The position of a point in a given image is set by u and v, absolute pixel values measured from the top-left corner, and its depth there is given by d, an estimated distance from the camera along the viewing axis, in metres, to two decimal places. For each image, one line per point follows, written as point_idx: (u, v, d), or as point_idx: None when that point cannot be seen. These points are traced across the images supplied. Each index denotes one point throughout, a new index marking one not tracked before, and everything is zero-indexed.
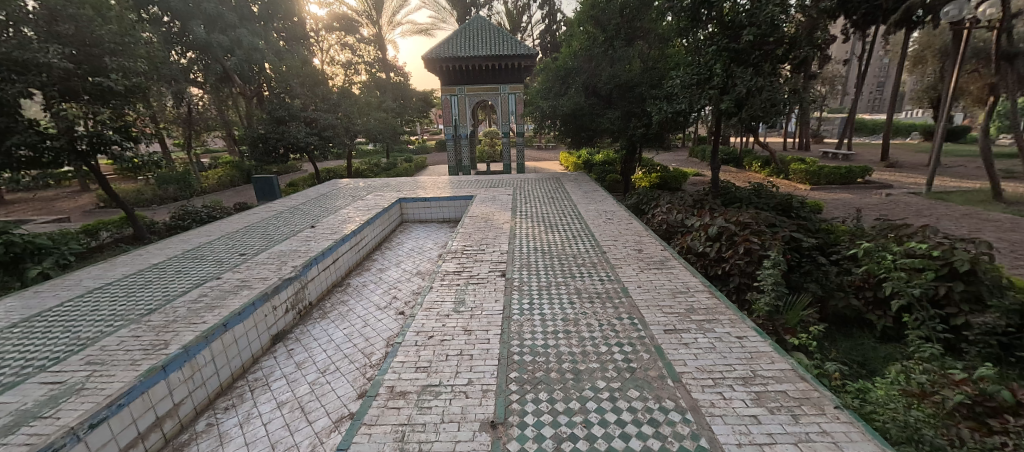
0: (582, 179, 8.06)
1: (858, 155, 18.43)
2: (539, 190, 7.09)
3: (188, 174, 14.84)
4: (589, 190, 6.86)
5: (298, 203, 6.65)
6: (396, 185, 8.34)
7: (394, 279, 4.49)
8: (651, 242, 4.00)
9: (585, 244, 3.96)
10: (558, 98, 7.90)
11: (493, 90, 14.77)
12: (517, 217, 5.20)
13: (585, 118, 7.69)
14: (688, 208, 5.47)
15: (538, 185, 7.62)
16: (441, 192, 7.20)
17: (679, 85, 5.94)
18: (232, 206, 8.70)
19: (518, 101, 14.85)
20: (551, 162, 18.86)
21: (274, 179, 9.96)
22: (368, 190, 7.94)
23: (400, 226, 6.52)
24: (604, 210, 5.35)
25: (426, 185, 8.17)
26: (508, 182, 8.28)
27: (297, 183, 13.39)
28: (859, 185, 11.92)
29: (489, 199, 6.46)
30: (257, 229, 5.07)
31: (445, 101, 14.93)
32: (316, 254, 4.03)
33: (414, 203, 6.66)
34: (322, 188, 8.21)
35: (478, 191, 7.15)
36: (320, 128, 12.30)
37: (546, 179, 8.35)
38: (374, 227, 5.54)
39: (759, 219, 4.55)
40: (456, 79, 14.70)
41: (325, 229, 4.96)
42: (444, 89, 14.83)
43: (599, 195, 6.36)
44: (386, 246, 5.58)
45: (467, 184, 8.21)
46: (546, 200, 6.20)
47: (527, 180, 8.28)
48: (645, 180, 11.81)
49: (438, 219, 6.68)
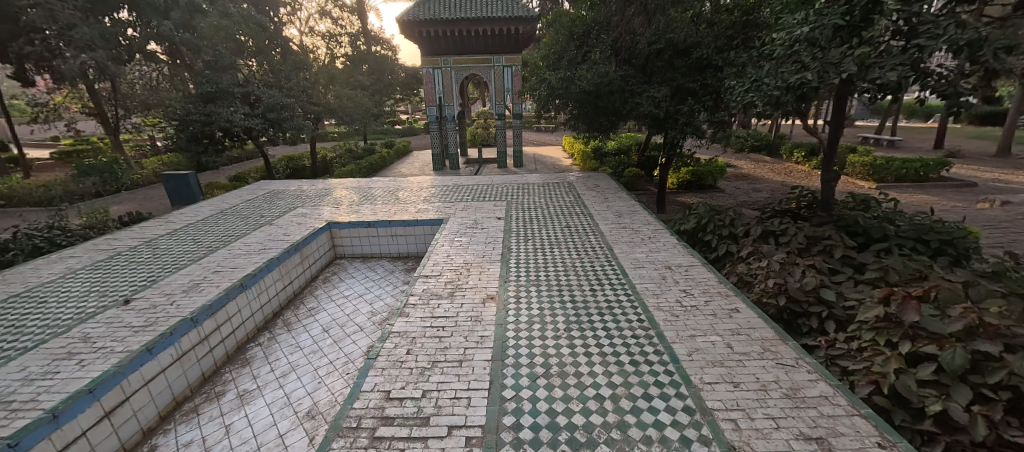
0: (605, 183, 5.68)
1: (906, 141, 16.03)
2: (546, 206, 4.69)
3: (116, 163, 12.26)
4: (621, 207, 4.49)
5: (168, 229, 4.23)
6: (341, 188, 5.86)
7: (255, 431, 2.16)
8: (826, 398, 1.67)
9: (672, 413, 1.62)
10: (575, 67, 5.39)
11: (486, 61, 12.14)
12: (510, 281, 2.83)
13: (613, 99, 5.22)
14: (812, 259, 3.13)
15: (547, 195, 5.24)
16: (395, 206, 4.79)
17: (782, 46, 3.45)
18: (121, 219, 6.29)
19: (515, 75, 12.27)
20: (552, 148, 16.36)
21: (191, 177, 7.56)
22: (298, 196, 5.49)
23: (328, 268, 4.16)
24: (665, 265, 3.00)
25: (384, 190, 5.71)
26: (503, 187, 5.84)
27: (245, 177, 10.94)
28: (936, 183, 9.65)
29: (466, 225, 4.09)
30: (20, 307, 2.68)
31: (427, 76, 12.30)
32: (34, 420, 1.67)
33: (352, 229, 4.29)
34: (235, 191, 5.73)
35: (453, 206, 4.74)
36: (265, 108, 9.71)
37: (556, 182, 5.93)
38: (262, 290, 3.18)
39: (1014, 311, 2.20)
40: (440, 48, 12.00)
41: (137, 312, 2.56)
42: (426, 61, 12.17)
43: (644, 221, 4.00)
44: (286, 319, 3.25)
45: (442, 189, 5.76)
46: (558, 231, 3.83)
47: (529, 185, 5.86)
48: (674, 178, 9.70)
49: (390, 254, 4.35)
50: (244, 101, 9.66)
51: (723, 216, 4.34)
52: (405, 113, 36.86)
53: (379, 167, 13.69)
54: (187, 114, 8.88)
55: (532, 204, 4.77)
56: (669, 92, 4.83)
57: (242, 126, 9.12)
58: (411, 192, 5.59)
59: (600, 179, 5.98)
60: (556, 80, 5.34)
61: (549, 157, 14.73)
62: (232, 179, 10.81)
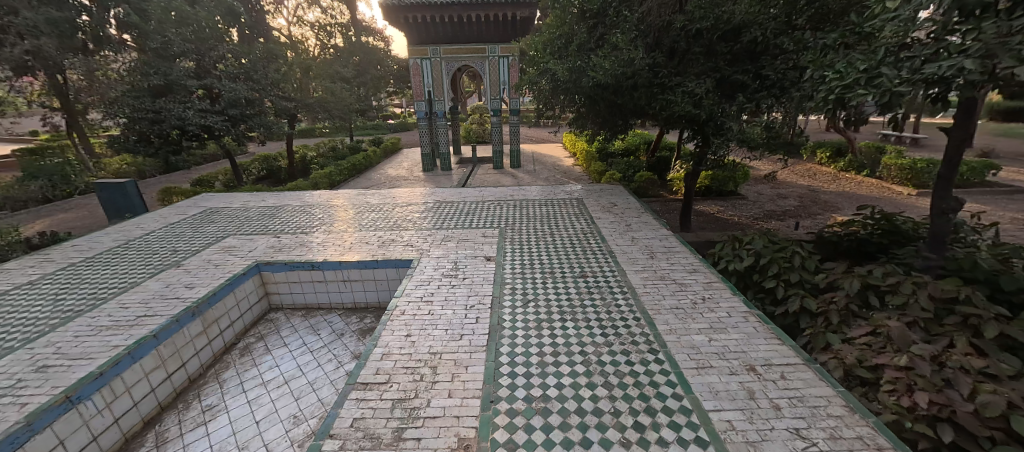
0: (624, 200, 4.55)
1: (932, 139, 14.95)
2: (551, 237, 3.55)
3: (70, 164, 11.03)
4: (652, 240, 3.37)
5: (37, 273, 3.10)
6: (293, 206, 4.70)
7: None
8: None
9: None
10: (587, 54, 4.24)
11: (480, 52, 11.00)
12: (501, 401, 1.70)
13: (636, 95, 4.08)
14: (965, 348, 2.02)
15: (550, 217, 4.07)
16: (352, 236, 3.67)
17: (899, 19, 2.29)
18: (31, 240, 5.15)
19: (512, 67, 11.18)
20: (553, 146, 15.24)
21: (128, 186, 6.44)
22: (233, 218, 4.31)
23: (253, 329, 3.03)
24: (743, 362, 1.90)
25: (345, 209, 4.57)
26: (495, 203, 4.67)
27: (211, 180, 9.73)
28: (985, 190, 8.58)
29: (439, 268, 2.96)
30: None
31: (414, 67, 11.12)
32: None
33: (289, 274, 3.18)
34: (159, 209, 4.56)
35: (427, 235, 3.63)
36: (227, 104, 8.52)
37: (561, 198, 4.77)
38: (117, 394, 2.03)
39: None
40: (429, 36, 10.82)
41: None
42: (413, 50, 10.98)
43: (686, 265, 2.89)
44: (159, 436, 2.11)
45: (417, 207, 4.61)
46: (568, 285, 2.69)
47: (528, 201, 4.70)
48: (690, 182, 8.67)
49: (342, 305, 3.26)
50: (202, 95, 8.46)
51: (790, 255, 3.22)
52: (399, 107, 35.55)
53: (364, 167, 12.54)
54: (132, 110, 7.64)
55: (532, 235, 3.61)
56: (712, 87, 3.71)
57: (197, 124, 7.92)
58: (381, 210, 4.48)
59: (616, 193, 4.85)
60: (562, 71, 4.21)
61: (548, 156, 13.61)
62: (195, 183, 9.59)
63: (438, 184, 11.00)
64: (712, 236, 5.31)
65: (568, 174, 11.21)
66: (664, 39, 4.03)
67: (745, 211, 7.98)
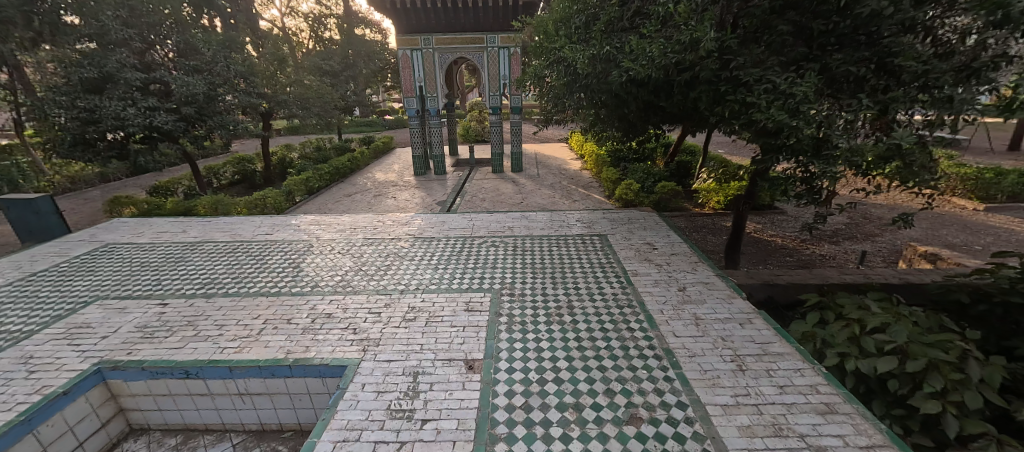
0: (665, 239, 3.33)
1: (974, 142, 13.61)
2: (569, 311, 2.34)
3: (20, 167, 9.87)
4: (728, 324, 2.16)
5: None
6: (214, 244, 3.47)
7: None
8: None
9: None
10: (621, 37, 3.00)
11: (478, 42, 9.76)
12: None
13: (690, 96, 2.86)
14: None
15: (566, 272, 2.84)
16: (271, 306, 2.46)
17: None
18: None
19: (514, 60, 9.90)
20: (558, 146, 14.02)
21: (41, 201, 5.27)
22: (121, 265, 3.09)
23: None
24: None
25: (285, 249, 3.37)
26: (488, 242, 3.44)
27: (169, 188, 8.50)
28: None
29: (385, 389, 1.75)
30: None
31: (403, 60, 9.86)
32: None
33: (152, 384, 1.99)
34: (35, 247, 3.38)
35: (383, 307, 2.42)
36: (181, 101, 7.31)
37: (579, 235, 3.53)
38: None
39: None
40: (419, 25, 9.58)
41: None
42: (402, 40, 9.72)
43: (809, 394, 1.67)
44: None
45: (383, 246, 3.40)
46: (610, 442, 1.47)
47: (533, 240, 3.45)
48: (719, 195, 7.45)
49: (243, 427, 2.09)
50: (154, 90, 7.28)
51: (956, 355, 2.01)
52: (398, 101, 34.27)
53: (349, 170, 11.38)
54: (61, 107, 6.42)
55: (542, 308, 2.38)
56: (812, 83, 2.46)
57: (141, 125, 6.76)
58: (332, 253, 3.28)
59: (652, 227, 3.63)
60: (583, 61, 2.98)
61: (553, 158, 12.41)
62: (151, 191, 8.37)
63: (429, 191, 9.77)
64: (770, 276, 4.14)
65: (576, 181, 9.99)
66: (731, 14, 2.78)
67: (788, 230, 6.78)
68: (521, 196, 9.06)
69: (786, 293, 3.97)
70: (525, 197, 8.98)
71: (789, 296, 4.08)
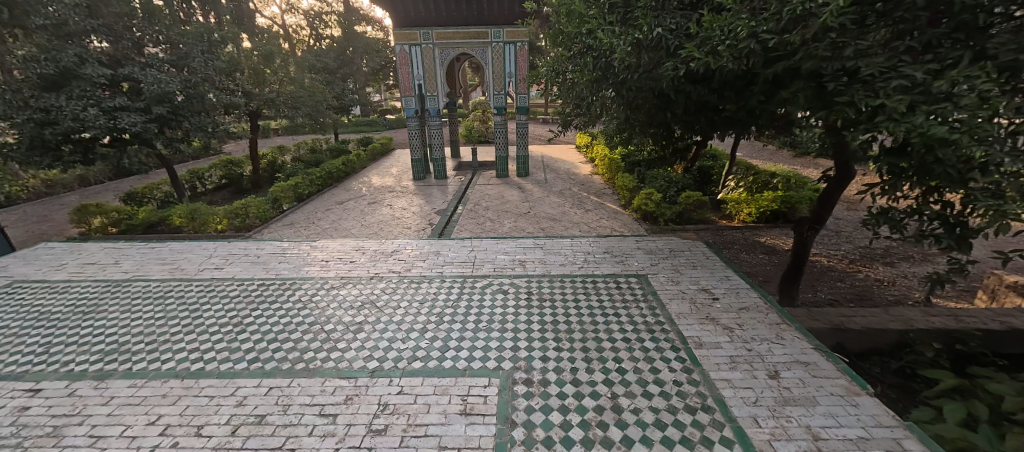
0: (727, 285, 2.69)
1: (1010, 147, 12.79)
2: (615, 419, 1.60)
3: None
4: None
5: None
6: (140, 287, 2.84)
7: None
8: None
9: None
10: (677, 18, 2.23)
11: (482, 36, 8.98)
12: None
13: (771, 97, 2.09)
14: None
15: (597, 339, 2.15)
16: (181, 400, 1.78)
17: None
18: None
19: (521, 55, 9.10)
20: (566, 148, 13.24)
21: None
22: (19, 326, 2.42)
23: None
24: None
25: (235, 298, 2.67)
26: (492, 287, 2.71)
27: (145, 195, 7.80)
28: None
29: None
30: None
31: (401, 56, 9.11)
32: None
33: None
34: None
35: (343, 403, 1.69)
36: (152, 100, 6.58)
37: (610, 275, 2.88)
38: None
39: None
40: (418, 18, 8.82)
41: None
42: (400, 35, 8.97)
43: None
44: None
45: (360, 292, 2.68)
46: None
47: (550, 285, 2.73)
48: (750, 207, 6.61)
49: None
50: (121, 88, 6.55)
51: None
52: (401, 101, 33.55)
53: (344, 175, 10.67)
54: (13, 108, 5.69)
55: (573, 412, 1.63)
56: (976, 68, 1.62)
57: (105, 127, 6.03)
58: (291, 304, 2.58)
59: (707, 265, 3.01)
60: (624, 50, 2.20)
61: (562, 162, 11.65)
62: (125, 199, 7.67)
63: (428, 198, 8.98)
64: (840, 319, 3.39)
65: (587, 187, 9.21)
66: None
67: (832, 248, 6.00)
68: (528, 204, 8.27)
69: (860, 341, 3.27)
70: (532, 205, 8.18)
71: (862, 343, 3.34)
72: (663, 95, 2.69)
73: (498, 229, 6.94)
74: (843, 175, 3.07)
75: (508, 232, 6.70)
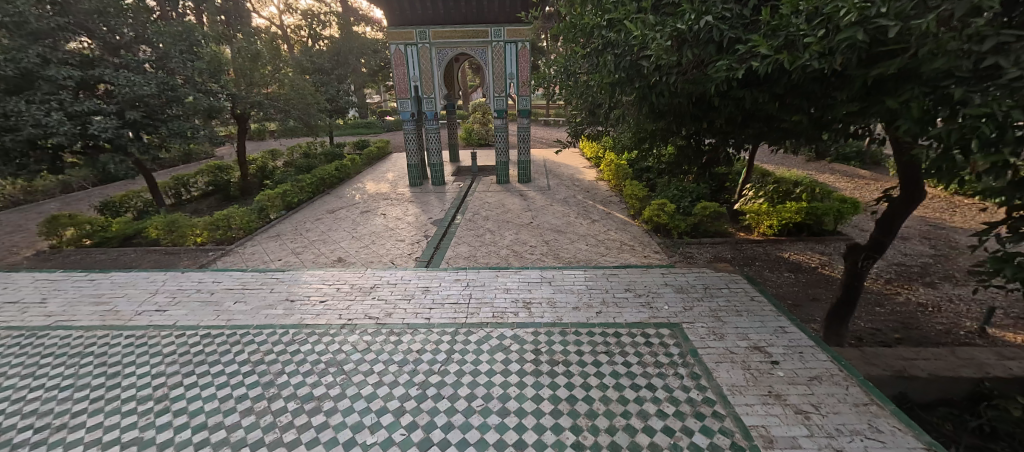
0: (783, 341, 2.60)
1: None
2: None
3: None
4: None
5: None
6: (58, 336, 2.87)
7: None
8: None
9: None
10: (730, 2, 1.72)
11: (481, 35, 8.49)
12: None
13: (861, 110, 1.59)
14: None
15: (629, 428, 1.90)
16: None
17: None
18: None
19: (523, 56, 8.62)
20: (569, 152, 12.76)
21: None
22: None
23: None
24: None
25: (224, 365, 2.51)
26: (495, 352, 2.53)
27: (122, 204, 7.34)
28: None
29: None
30: None
31: (396, 56, 8.63)
32: None
33: None
34: None
35: None
36: (125, 104, 6.11)
37: (637, 324, 2.81)
38: None
39: None
40: (413, 16, 8.34)
41: None
42: (394, 34, 8.48)
43: None
44: None
45: (343, 360, 2.49)
46: None
47: (565, 348, 2.54)
48: (771, 219, 6.09)
49: None
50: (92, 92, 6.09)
51: None
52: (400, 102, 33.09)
53: (337, 180, 10.20)
54: None
55: None
56: None
57: (71, 134, 5.56)
58: (264, 378, 2.36)
59: (756, 312, 2.96)
60: (663, 43, 1.70)
61: (565, 167, 11.16)
62: (101, 208, 7.20)
63: (425, 206, 8.49)
64: (902, 362, 2.92)
65: (592, 194, 8.73)
66: None
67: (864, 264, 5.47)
68: (530, 214, 7.78)
69: (929, 390, 2.79)
70: (535, 214, 7.68)
71: (928, 393, 2.85)
72: (702, 103, 2.20)
73: (499, 242, 6.44)
74: (910, 196, 2.61)
75: (509, 245, 6.19)
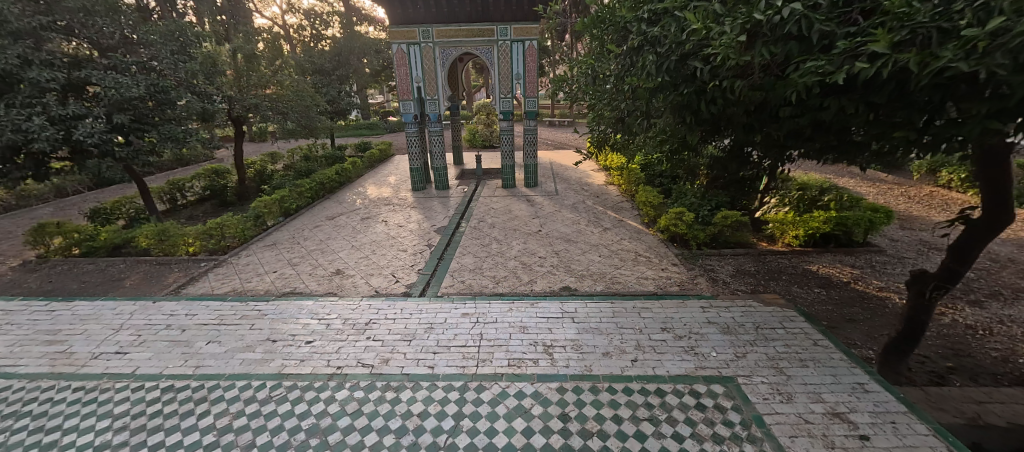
0: (868, 406, 2.35)
1: None
2: None
3: None
4: None
5: None
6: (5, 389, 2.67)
7: None
8: None
9: None
10: None
11: (486, 34, 8.13)
12: None
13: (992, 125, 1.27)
14: None
15: None
16: None
17: None
18: None
19: (529, 55, 8.25)
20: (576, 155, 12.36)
21: None
22: None
23: None
24: None
25: (184, 434, 2.23)
26: (513, 418, 2.27)
27: (112, 211, 7.02)
28: None
29: None
30: None
31: (398, 56, 8.27)
32: None
33: None
34: None
35: None
36: (113, 107, 5.80)
37: (687, 382, 2.58)
38: None
39: None
40: (415, 14, 7.98)
41: None
42: (395, 33, 8.13)
43: None
44: None
45: (329, 428, 2.22)
46: None
47: (600, 413, 2.30)
48: (797, 228, 5.71)
49: None
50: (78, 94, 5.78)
51: None
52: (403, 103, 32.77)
53: (337, 185, 9.86)
54: None
55: None
56: None
57: (54, 140, 5.24)
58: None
59: (824, 362, 2.77)
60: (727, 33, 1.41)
61: (572, 170, 10.76)
62: (90, 216, 6.89)
63: (428, 213, 8.14)
64: (976, 410, 2.53)
65: (603, 200, 8.36)
66: None
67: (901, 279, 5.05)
68: (539, 221, 7.41)
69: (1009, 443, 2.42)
70: (543, 222, 7.31)
71: None
72: (762, 110, 1.87)
73: (507, 252, 6.08)
74: (995, 219, 2.21)
75: (517, 256, 5.83)
